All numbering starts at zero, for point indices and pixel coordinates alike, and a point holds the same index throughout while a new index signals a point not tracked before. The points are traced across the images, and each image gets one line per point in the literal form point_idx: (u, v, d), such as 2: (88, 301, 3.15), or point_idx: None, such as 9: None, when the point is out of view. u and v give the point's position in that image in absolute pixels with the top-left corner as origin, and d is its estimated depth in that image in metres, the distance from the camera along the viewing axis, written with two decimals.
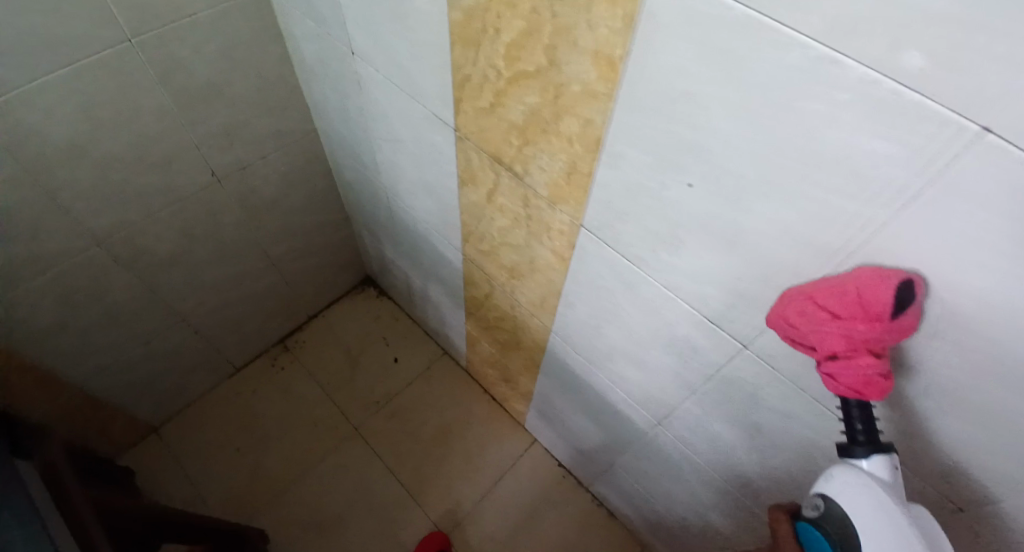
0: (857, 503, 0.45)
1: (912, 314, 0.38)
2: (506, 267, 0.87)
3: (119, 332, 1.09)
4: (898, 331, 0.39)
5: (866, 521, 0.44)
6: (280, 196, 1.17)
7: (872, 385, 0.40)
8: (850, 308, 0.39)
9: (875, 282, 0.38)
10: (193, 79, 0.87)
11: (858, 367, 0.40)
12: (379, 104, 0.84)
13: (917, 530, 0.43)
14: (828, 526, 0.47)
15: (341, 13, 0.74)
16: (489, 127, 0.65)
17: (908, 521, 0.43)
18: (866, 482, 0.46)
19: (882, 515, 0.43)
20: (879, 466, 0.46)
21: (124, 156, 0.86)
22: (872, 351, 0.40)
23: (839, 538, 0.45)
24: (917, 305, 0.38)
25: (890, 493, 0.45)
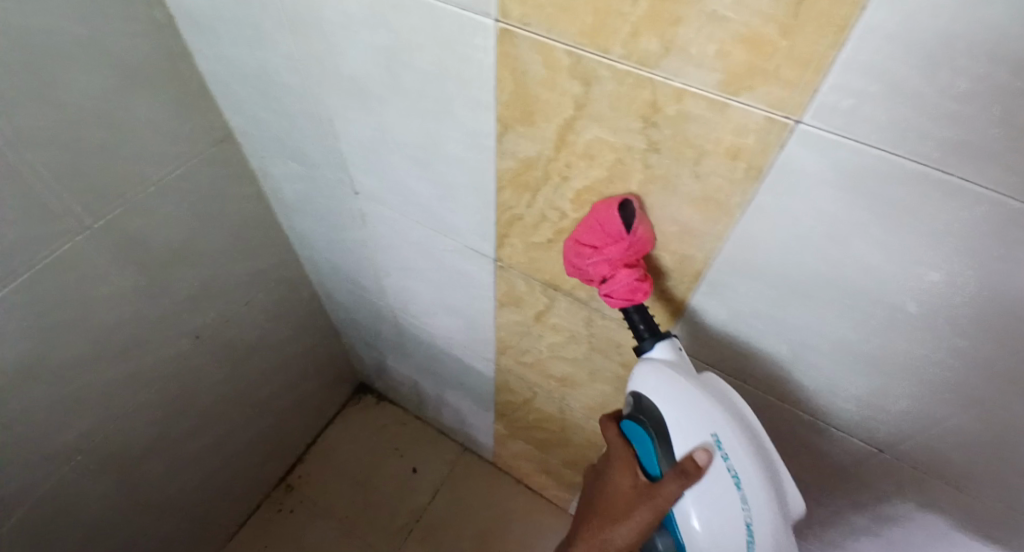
0: (656, 388, 0.50)
1: (642, 224, 0.45)
2: (555, 376, 0.81)
3: (107, 538, 0.92)
4: (638, 242, 0.46)
5: (668, 401, 0.50)
6: (268, 335, 1.05)
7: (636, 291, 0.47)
8: (601, 236, 0.47)
9: (605, 208, 0.46)
10: (166, 248, 0.76)
11: (621, 281, 0.47)
12: (388, 236, 0.77)
13: (708, 390, 0.49)
14: (643, 417, 0.53)
15: (340, 159, 0.68)
16: (541, 258, 0.60)
17: (701, 386, 0.49)
18: (658, 367, 0.51)
19: (681, 393, 0.49)
20: (663, 350, 0.51)
21: (96, 351, 0.73)
22: (628, 263, 0.47)
23: (652, 424, 0.52)
24: (639, 217, 0.45)
25: (677, 370, 0.50)
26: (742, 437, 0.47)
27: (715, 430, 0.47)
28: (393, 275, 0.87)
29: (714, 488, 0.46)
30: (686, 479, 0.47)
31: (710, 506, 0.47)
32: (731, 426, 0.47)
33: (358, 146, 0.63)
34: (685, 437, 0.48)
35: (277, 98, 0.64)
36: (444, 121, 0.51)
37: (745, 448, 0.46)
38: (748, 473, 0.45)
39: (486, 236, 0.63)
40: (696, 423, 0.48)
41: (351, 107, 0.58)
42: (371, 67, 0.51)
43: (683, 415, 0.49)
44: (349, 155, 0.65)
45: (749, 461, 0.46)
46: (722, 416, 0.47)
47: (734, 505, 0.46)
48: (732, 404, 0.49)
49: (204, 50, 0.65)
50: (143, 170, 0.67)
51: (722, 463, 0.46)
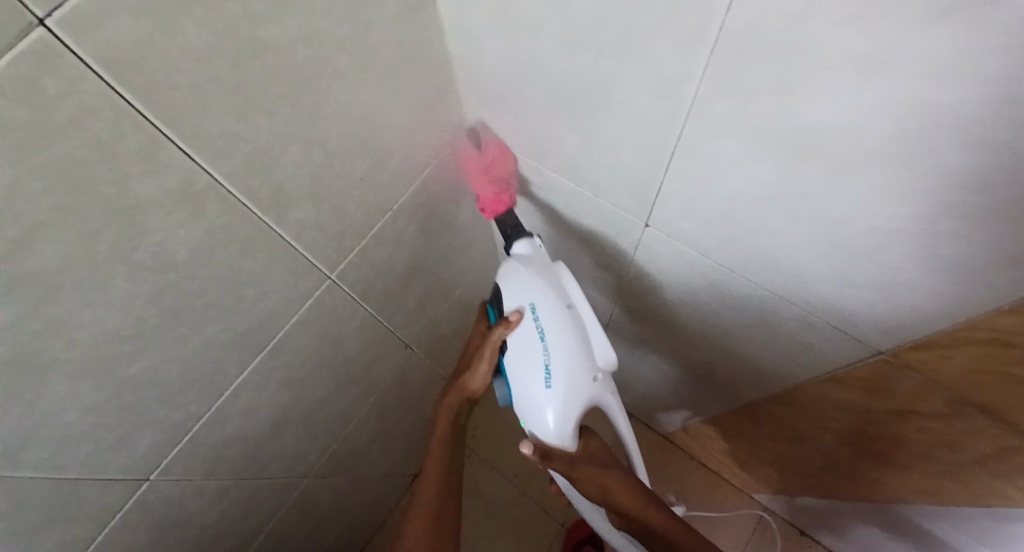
0: (505, 271, 0.54)
1: (488, 144, 0.56)
2: (866, 452, 0.63)
3: (326, 525, 0.91)
4: (488, 160, 0.56)
5: (505, 277, 0.53)
6: (462, 325, 0.92)
7: (490, 198, 0.58)
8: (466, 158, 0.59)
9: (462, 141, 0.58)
10: (393, 275, 0.61)
11: (482, 191, 0.59)
12: (670, 275, 0.57)
13: (543, 268, 0.52)
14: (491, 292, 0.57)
15: (647, 195, 0.47)
16: (989, 383, 0.39)
17: (530, 265, 0.52)
18: (513, 259, 0.55)
19: (518, 270, 0.52)
20: (521, 245, 0.55)
21: (327, 392, 0.63)
22: (489, 181, 0.57)
23: (495, 297, 0.56)
24: (487, 140, 0.56)
25: (519, 257, 0.54)
26: (556, 299, 0.50)
27: (534, 295, 0.50)
28: (641, 303, 0.68)
29: (525, 343, 0.50)
30: (503, 327, 0.52)
31: (519, 354, 0.51)
32: (547, 293, 0.50)
33: (714, 193, 0.41)
34: (510, 304, 0.52)
35: (578, 110, 0.43)
36: (995, 220, 0.29)
37: (554, 308, 0.50)
38: (552, 327, 0.49)
39: (898, 338, 0.41)
40: (519, 290, 0.52)
41: (748, 152, 0.35)
42: (872, 122, 0.28)
43: (514, 290, 0.52)
44: (680, 197, 0.44)
45: (557, 320, 0.49)
46: (544, 286, 0.51)
47: (534, 353, 0.50)
48: (558, 279, 0.52)
49: (462, 29, 0.44)
50: (380, 197, 0.50)
51: (532, 325, 0.50)
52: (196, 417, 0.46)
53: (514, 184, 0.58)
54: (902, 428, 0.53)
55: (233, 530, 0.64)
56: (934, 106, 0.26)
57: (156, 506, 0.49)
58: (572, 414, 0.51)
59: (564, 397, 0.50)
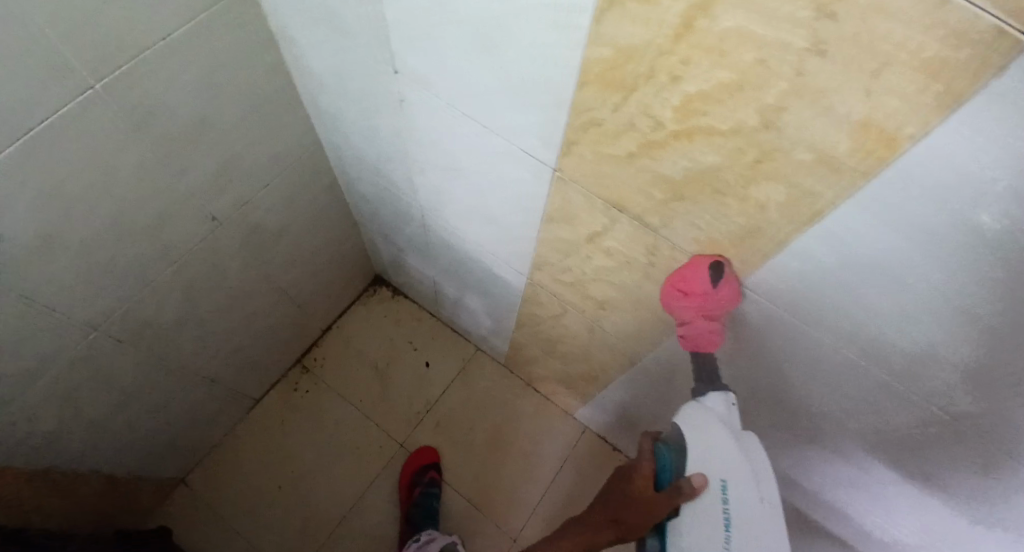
0: (703, 426, 0.60)
1: (728, 285, 0.52)
2: (601, 300, 0.76)
3: (134, 409, 0.92)
4: (723, 303, 0.54)
5: (698, 436, 0.60)
6: (287, 222, 0.98)
7: (707, 341, 0.57)
8: (688, 287, 0.54)
9: (698, 263, 0.53)
10: (179, 119, 0.66)
11: (696, 328, 0.57)
12: (430, 130, 0.67)
13: (734, 435, 0.59)
14: (675, 439, 0.63)
15: (380, 29, 0.56)
16: (605, 176, 0.52)
17: (723, 428, 0.59)
18: (707, 410, 0.62)
19: (721, 440, 0.58)
20: (718, 401, 0.62)
21: (106, 227, 0.67)
22: (709, 317, 0.56)
23: (677, 445, 0.63)
24: (728, 281, 0.52)
25: (721, 421, 0.60)
26: (742, 465, 0.56)
27: (726, 472, 0.56)
28: (430, 173, 0.78)
29: (703, 509, 0.55)
30: (685, 498, 0.56)
31: (694, 527, 0.55)
32: (741, 469, 0.56)
33: (410, 15, 0.51)
34: (699, 466, 0.58)
35: None
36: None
37: (744, 483, 0.55)
38: (743, 512, 0.54)
39: (553, 144, 0.54)
40: (711, 447, 0.58)
41: None
42: None
43: (704, 449, 0.59)
44: (397, 27, 0.54)
45: (747, 503, 0.54)
46: (733, 455, 0.57)
47: (715, 532, 0.54)
48: (748, 454, 0.58)
49: None
50: (145, 19, 0.56)
51: (719, 499, 0.54)
52: None
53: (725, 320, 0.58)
54: (597, 257, 0.66)
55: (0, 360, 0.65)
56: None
57: None
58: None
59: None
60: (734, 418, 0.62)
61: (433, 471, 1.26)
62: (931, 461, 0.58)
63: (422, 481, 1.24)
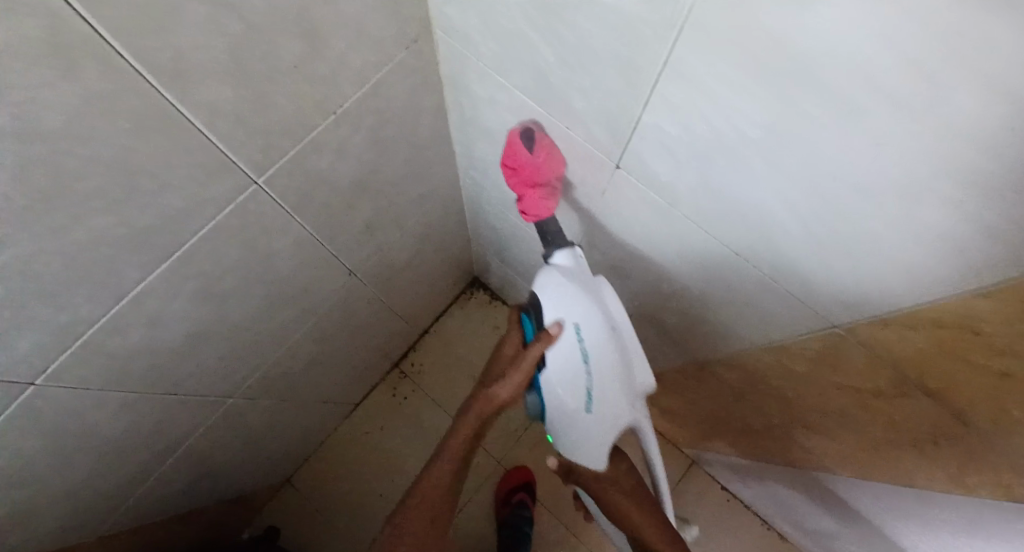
0: (548, 287, 0.50)
1: (541, 146, 0.51)
2: (802, 422, 0.63)
3: (256, 446, 0.88)
4: (535, 164, 0.52)
5: (546, 293, 0.50)
6: (414, 256, 0.86)
7: (536, 206, 0.54)
8: (509, 159, 0.53)
9: (511, 136, 0.52)
10: (334, 190, 0.54)
11: (526, 199, 0.54)
12: (638, 223, 0.54)
13: (585, 287, 0.50)
14: (529, 300, 0.53)
15: (622, 127, 0.42)
16: (930, 363, 0.39)
17: (574, 283, 0.50)
18: (553, 270, 0.52)
19: (568, 294, 0.49)
20: (563, 257, 0.52)
21: (254, 311, 0.58)
22: (538, 184, 0.53)
23: (531, 303, 0.52)
24: (540, 142, 0.51)
25: (574, 277, 0.51)
26: (591, 309, 0.48)
27: (578, 317, 0.48)
28: (607, 251, 0.64)
29: (563, 357, 0.48)
30: (543, 345, 0.49)
31: (556, 368, 0.48)
32: (593, 316, 0.48)
33: (696, 134, 0.37)
34: (549, 314, 0.49)
35: (549, 10, 0.37)
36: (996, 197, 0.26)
37: (594, 322, 0.48)
38: (596, 354, 0.47)
39: (855, 310, 0.41)
40: (560, 296, 0.49)
41: (742, 87, 0.31)
42: (892, 79, 0.25)
43: (564, 308, 0.49)
44: (659, 133, 0.40)
45: (602, 348, 0.48)
46: (586, 304, 0.49)
47: (577, 374, 0.47)
48: (603, 303, 0.50)
49: None
50: (318, 93, 0.44)
51: (575, 342, 0.47)
52: (87, 323, 0.41)
53: (557, 184, 0.55)
54: (835, 400, 0.53)
55: (145, 446, 0.60)
56: (956, 53, 0.22)
57: (47, 418, 0.45)
58: (609, 437, 0.49)
59: (600, 427, 0.49)
60: (584, 268, 0.53)
61: (522, 492, 1.21)
62: None
63: (512, 501, 1.20)
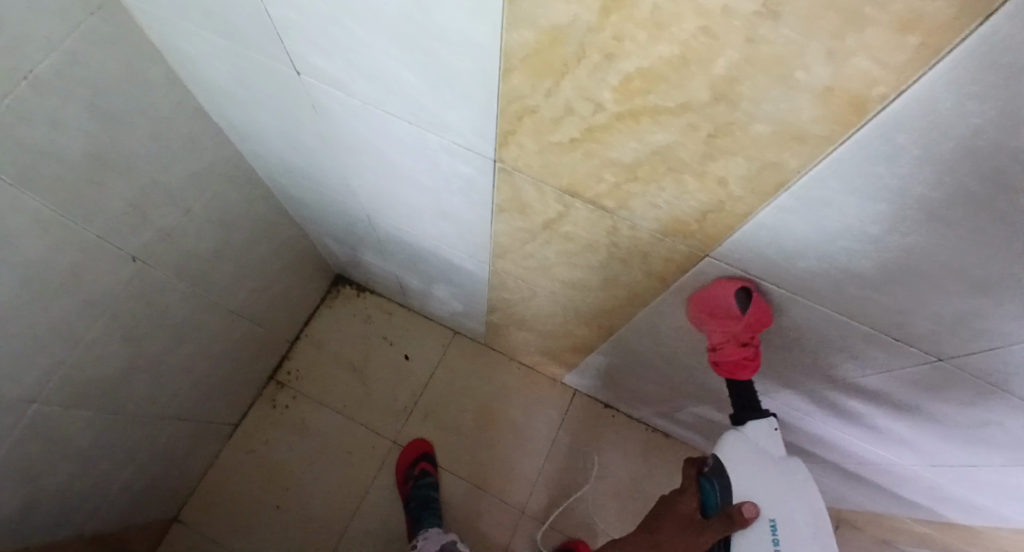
0: (756, 447, 0.58)
1: (756, 309, 0.53)
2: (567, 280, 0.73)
3: (101, 467, 0.87)
4: (755, 323, 0.54)
5: (739, 465, 0.58)
6: (226, 243, 0.90)
7: (743, 367, 0.58)
8: (718, 312, 0.55)
9: (727, 291, 0.53)
10: (70, 162, 0.58)
11: (729, 353, 0.58)
12: (353, 131, 0.60)
13: (777, 467, 0.57)
14: (714, 465, 0.60)
15: (269, 28, 0.49)
16: (548, 164, 0.48)
17: (769, 459, 0.57)
18: (742, 436, 0.59)
19: (761, 463, 0.57)
20: (757, 429, 0.59)
21: (16, 297, 0.59)
22: (744, 343, 0.57)
23: (717, 472, 0.59)
24: (759, 305, 0.53)
25: (764, 450, 0.58)
26: (777, 482, 0.56)
27: (773, 512, 0.55)
28: (366, 177, 0.72)
29: (757, 538, 0.54)
30: (737, 527, 0.54)
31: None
32: (787, 496, 0.56)
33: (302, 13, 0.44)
34: (748, 488, 0.56)
35: None
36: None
37: (790, 524, 0.55)
38: (793, 547, 0.53)
39: (488, 138, 0.49)
40: (755, 474, 0.57)
41: None
42: None
43: (756, 484, 0.57)
44: (290, 27, 0.47)
45: (800, 542, 0.54)
46: (778, 487, 0.56)
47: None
48: (798, 489, 0.56)
49: None
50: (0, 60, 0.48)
51: (767, 528, 0.54)
52: None
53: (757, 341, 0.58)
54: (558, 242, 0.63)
55: None
56: None
57: None
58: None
59: None
60: (776, 443, 0.59)
61: (423, 462, 1.24)
62: (912, 390, 0.58)
63: (414, 474, 1.22)
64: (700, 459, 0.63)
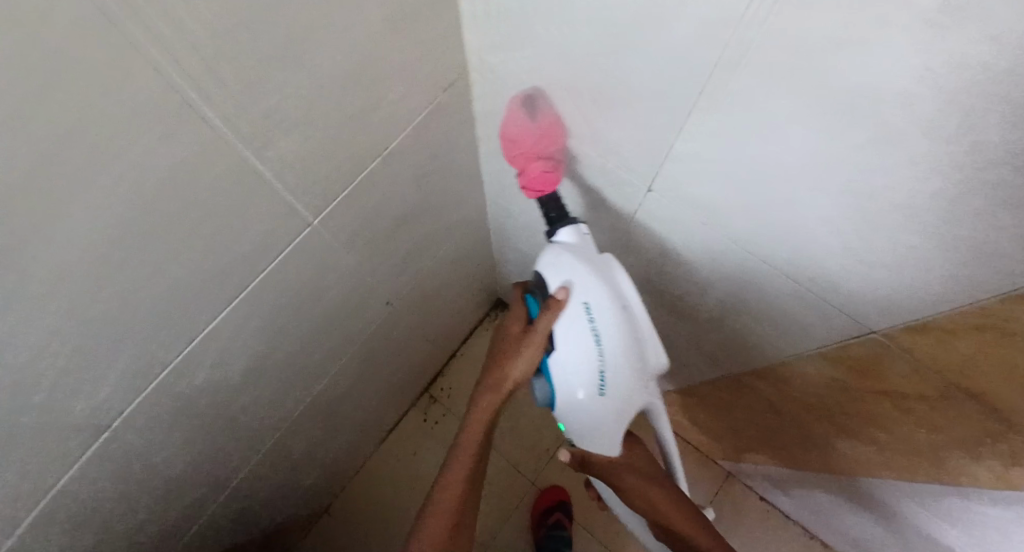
0: (567, 257, 0.51)
1: (543, 111, 0.49)
2: (849, 431, 0.63)
3: (296, 476, 0.89)
4: (544, 131, 0.51)
5: (554, 272, 0.51)
6: (444, 282, 0.88)
7: (542, 180, 0.52)
8: (513, 127, 0.52)
9: (517, 101, 0.50)
10: (377, 225, 0.57)
11: (529, 169, 0.52)
12: (676, 242, 0.55)
13: (588, 259, 0.50)
14: (533, 283, 0.54)
15: (660, 152, 0.44)
16: (976, 368, 0.40)
17: (581, 256, 0.50)
18: (557, 247, 0.53)
19: (583, 266, 0.49)
20: (567, 234, 0.53)
21: (302, 347, 0.60)
22: (538, 156, 0.52)
23: (538, 283, 0.53)
24: (546, 109, 0.49)
25: (576, 251, 0.51)
26: (591, 269, 0.49)
27: (586, 293, 0.48)
28: (641, 270, 0.66)
29: (573, 325, 0.48)
30: (553, 312, 0.49)
31: (568, 342, 0.49)
32: (599, 286, 0.48)
33: (735, 160, 0.39)
34: (556, 280, 0.50)
35: (587, 49, 0.40)
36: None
37: (610, 314, 0.48)
38: (605, 325, 0.47)
39: (895, 319, 0.42)
40: (569, 271, 0.50)
41: (775, 118, 0.34)
42: (922, 92, 0.26)
43: (579, 282, 0.49)
44: (696, 159, 0.42)
45: (617, 338, 0.48)
46: (590, 274, 0.49)
47: (590, 355, 0.48)
48: (610, 277, 0.50)
49: None
50: (372, 139, 0.46)
51: (586, 322, 0.48)
52: (162, 363, 0.44)
53: (560, 158, 0.53)
54: (881, 407, 0.54)
55: (201, 482, 0.62)
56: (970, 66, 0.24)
57: (117, 455, 0.47)
58: (620, 417, 0.50)
59: (618, 405, 0.49)
60: (590, 245, 0.53)
61: (559, 513, 1.21)
62: None
63: (548, 522, 1.20)
64: (522, 281, 0.58)
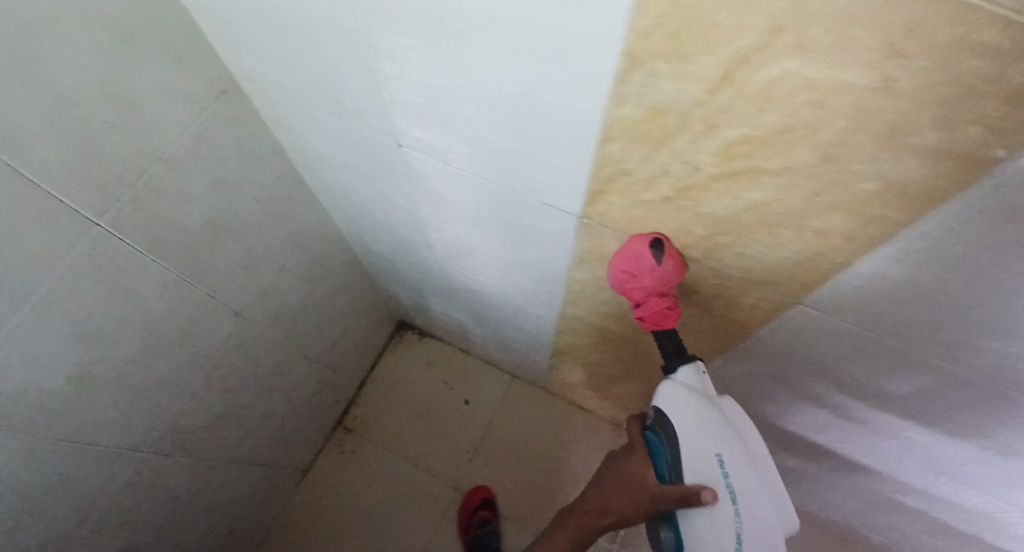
0: (681, 404, 0.49)
1: (670, 258, 0.50)
2: None
3: (190, 513, 0.91)
4: (667, 275, 0.51)
5: (680, 417, 0.49)
6: (309, 295, 0.96)
7: (667, 317, 0.52)
8: (633, 266, 0.51)
9: (640, 241, 0.51)
10: (188, 230, 0.65)
11: (650, 308, 0.52)
12: (445, 192, 0.65)
13: (709, 402, 0.49)
14: (657, 420, 0.52)
15: (383, 110, 0.55)
16: (637, 216, 0.50)
17: (704, 403, 0.49)
18: (674, 383, 0.52)
19: (704, 413, 0.48)
20: (688, 374, 0.51)
21: (139, 354, 0.66)
22: (662, 294, 0.52)
23: (663, 424, 0.50)
24: (672, 255, 0.50)
25: (701, 396, 0.50)
26: (724, 424, 0.48)
27: (721, 445, 0.47)
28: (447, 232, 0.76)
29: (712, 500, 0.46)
30: (690, 499, 0.46)
31: (701, 526, 0.46)
32: (730, 436, 0.47)
33: (416, 97, 0.50)
34: (696, 438, 0.48)
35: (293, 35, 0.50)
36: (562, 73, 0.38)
37: (743, 471, 0.46)
38: (740, 484, 0.45)
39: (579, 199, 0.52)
40: (702, 418, 0.48)
41: (413, 54, 0.44)
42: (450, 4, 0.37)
43: (711, 431, 0.47)
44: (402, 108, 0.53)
45: (759, 500, 0.45)
46: (721, 427, 0.48)
47: (725, 515, 0.45)
48: (735, 427, 0.49)
49: None
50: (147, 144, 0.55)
51: (725, 488, 0.45)
52: None
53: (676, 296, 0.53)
54: None
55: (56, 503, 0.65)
56: None
57: None
58: None
59: None
60: (710, 389, 0.52)
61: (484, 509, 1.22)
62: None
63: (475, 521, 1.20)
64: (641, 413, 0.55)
